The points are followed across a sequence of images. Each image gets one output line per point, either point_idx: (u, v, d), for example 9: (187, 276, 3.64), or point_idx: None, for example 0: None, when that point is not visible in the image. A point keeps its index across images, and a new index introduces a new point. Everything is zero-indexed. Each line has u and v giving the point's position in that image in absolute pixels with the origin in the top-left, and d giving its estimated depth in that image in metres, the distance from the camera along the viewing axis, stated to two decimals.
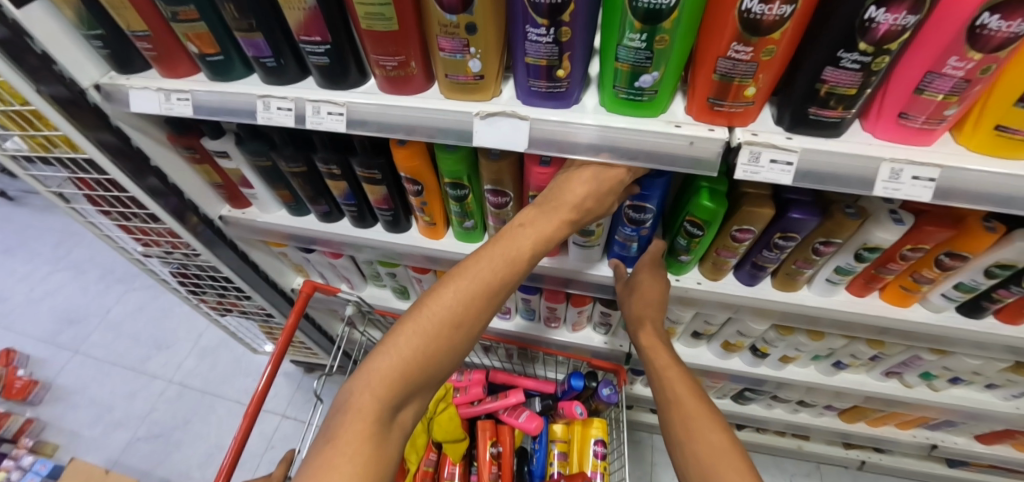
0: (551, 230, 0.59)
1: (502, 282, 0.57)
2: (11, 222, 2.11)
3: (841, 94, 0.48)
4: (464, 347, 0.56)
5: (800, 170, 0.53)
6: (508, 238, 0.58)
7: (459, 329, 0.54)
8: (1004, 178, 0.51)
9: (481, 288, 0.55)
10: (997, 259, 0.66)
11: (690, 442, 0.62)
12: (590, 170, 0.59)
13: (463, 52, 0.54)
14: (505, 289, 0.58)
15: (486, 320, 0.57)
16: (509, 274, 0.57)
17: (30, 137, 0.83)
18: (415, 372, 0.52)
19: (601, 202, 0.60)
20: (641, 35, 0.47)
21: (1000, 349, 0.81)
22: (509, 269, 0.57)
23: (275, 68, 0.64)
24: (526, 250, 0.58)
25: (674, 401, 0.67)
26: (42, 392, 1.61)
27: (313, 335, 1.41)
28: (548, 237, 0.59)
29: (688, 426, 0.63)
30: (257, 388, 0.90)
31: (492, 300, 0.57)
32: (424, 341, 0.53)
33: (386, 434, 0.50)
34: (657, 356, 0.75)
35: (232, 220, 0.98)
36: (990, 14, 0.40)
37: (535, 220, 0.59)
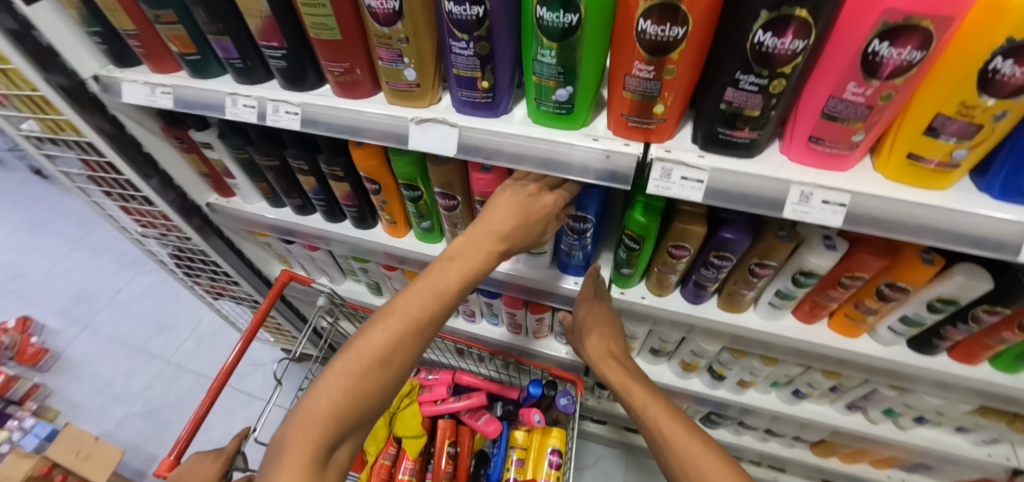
0: (482, 264, 0.60)
1: (430, 319, 0.59)
2: (43, 200, 2.28)
3: (745, 115, 0.50)
4: (396, 382, 0.59)
5: (711, 187, 0.54)
6: (436, 272, 0.59)
7: (390, 365, 0.57)
8: (915, 206, 0.50)
9: (409, 328, 0.58)
10: (938, 293, 0.63)
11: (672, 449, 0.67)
12: (518, 199, 0.61)
13: (400, 62, 0.58)
14: (436, 321, 0.60)
15: (417, 353, 0.60)
16: (439, 307, 0.59)
17: (42, 120, 0.92)
18: (347, 412, 0.56)
19: (529, 232, 0.62)
20: (554, 51, 0.50)
21: (963, 391, 0.77)
22: (437, 303, 0.59)
23: (244, 69, 0.69)
24: (454, 283, 0.59)
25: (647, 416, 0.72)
26: (51, 361, 1.73)
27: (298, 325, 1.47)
28: (477, 269, 0.60)
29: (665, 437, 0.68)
30: (227, 361, 0.97)
31: (422, 334, 0.59)
32: (355, 380, 0.56)
33: (322, 474, 0.54)
34: (620, 379, 0.78)
35: (218, 208, 1.05)
36: (880, 41, 0.42)
37: (464, 252, 0.60)
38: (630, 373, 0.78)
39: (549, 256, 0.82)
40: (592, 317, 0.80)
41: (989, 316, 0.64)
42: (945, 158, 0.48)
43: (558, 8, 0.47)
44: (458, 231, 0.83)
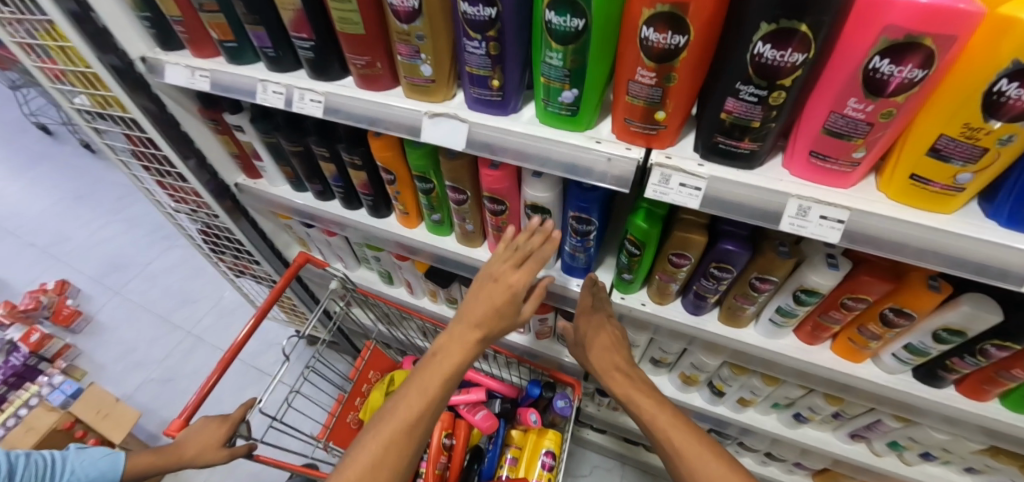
0: (466, 356, 0.70)
1: (424, 417, 0.68)
2: (90, 172, 2.43)
3: (744, 126, 0.51)
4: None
5: (709, 195, 0.54)
6: (422, 372, 0.69)
7: (388, 461, 0.65)
8: (915, 229, 0.50)
9: (405, 430, 0.66)
10: (943, 322, 0.60)
11: (677, 451, 0.68)
12: (487, 287, 0.71)
13: (417, 58, 0.61)
14: (427, 418, 0.68)
15: (413, 450, 0.67)
16: (427, 403, 0.68)
17: (93, 95, 1.00)
18: None
19: (501, 315, 0.70)
20: (560, 54, 0.52)
21: (976, 430, 0.72)
22: (424, 399, 0.67)
23: (275, 57, 0.74)
24: (438, 380, 0.69)
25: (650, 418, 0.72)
26: (83, 323, 1.84)
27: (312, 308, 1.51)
28: (456, 360, 0.69)
29: (670, 439, 0.69)
30: (239, 335, 1.00)
31: (416, 431, 0.67)
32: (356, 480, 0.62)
33: None
34: (620, 380, 0.78)
35: (245, 188, 1.10)
36: (880, 58, 0.43)
37: (445, 349, 0.70)
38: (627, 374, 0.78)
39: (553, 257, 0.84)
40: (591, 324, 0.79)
41: (998, 351, 0.60)
42: (949, 182, 0.48)
43: (565, 13, 0.49)
44: (466, 225, 0.85)
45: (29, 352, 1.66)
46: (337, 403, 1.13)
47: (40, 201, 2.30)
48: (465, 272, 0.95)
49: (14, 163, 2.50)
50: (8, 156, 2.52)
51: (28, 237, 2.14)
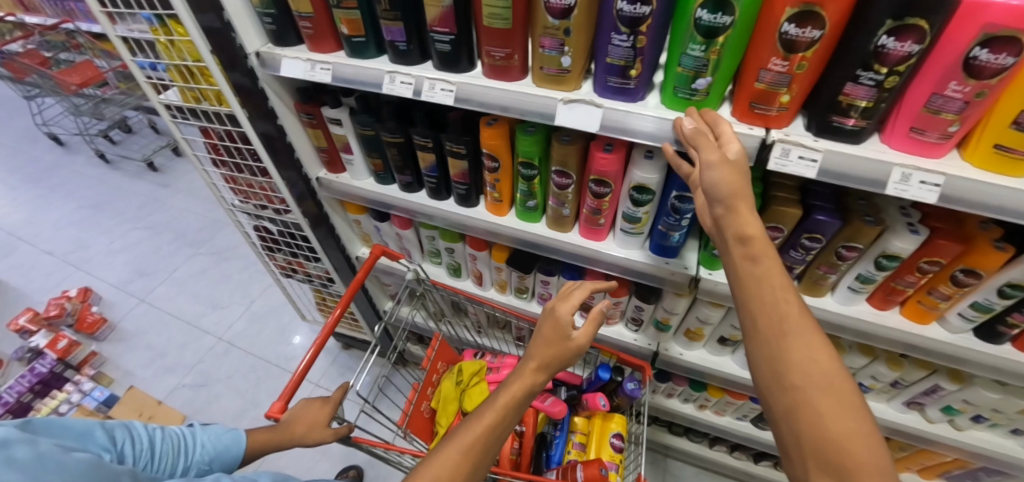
0: (525, 384, 0.69)
1: (489, 444, 0.64)
2: (107, 182, 2.41)
3: (860, 106, 0.61)
4: None
5: (822, 166, 0.64)
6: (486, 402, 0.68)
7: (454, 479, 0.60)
8: (999, 190, 0.60)
9: (470, 451, 0.62)
10: (1008, 279, 0.71)
11: (802, 394, 0.48)
12: (549, 324, 0.76)
13: (558, 50, 0.69)
14: (493, 447, 0.65)
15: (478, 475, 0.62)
16: (495, 431, 0.65)
17: (188, 90, 1.04)
18: None
19: (557, 350, 0.73)
20: (703, 46, 0.62)
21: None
22: (493, 424, 0.65)
23: (404, 51, 0.81)
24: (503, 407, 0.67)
25: (780, 340, 0.51)
26: (108, 331, 1.80)
27: (366, 309, 1.54)
28: (523, 390, 0.69)
29: (787, 368, 0.50)
30: (304, 359, 0.97)
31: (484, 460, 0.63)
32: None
33: None
34: (762, 297, 0.54)
35: (326, 181, 1.15)
36: (980, 48, 0.53)
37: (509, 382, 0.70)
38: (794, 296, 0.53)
39: (642, 238, 0.92)
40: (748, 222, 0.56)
41: None
42: None
43: (716, 10, 0.58)
44: (562, 210, 0.92)
45: (55, 359, 1.61)
46: (413, 391, 1.15)
47: (57, 211, 2.28)
48: (552, 255, 1.01)
49: (28, 176, 2.49)
50: (24, 172, 2.53)
51: (47, 246, 2.12)
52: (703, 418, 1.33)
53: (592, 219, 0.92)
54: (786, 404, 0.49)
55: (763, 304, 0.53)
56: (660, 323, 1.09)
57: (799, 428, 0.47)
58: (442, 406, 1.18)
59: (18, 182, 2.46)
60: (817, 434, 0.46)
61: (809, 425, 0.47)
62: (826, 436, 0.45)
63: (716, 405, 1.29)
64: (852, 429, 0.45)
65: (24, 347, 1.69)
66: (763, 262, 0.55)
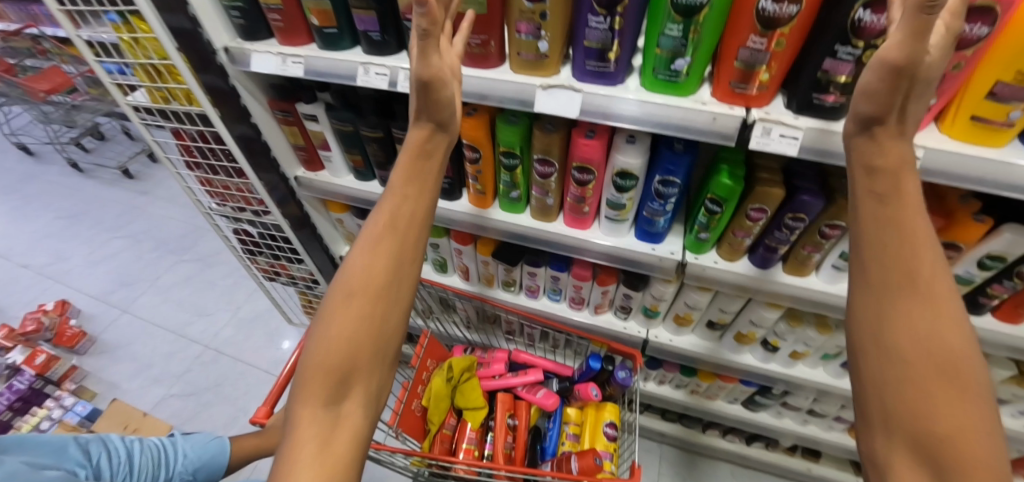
0: (405, 171, 0.59)
1: (393, 273, 0.55)
2: (81, 191, 2.34)
3: (838, 82, 0.60)
4: (390, 326, 0.54)
5: (804, 144, 0.64)
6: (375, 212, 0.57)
7: (370, 298, 0.53)
8: (977, 161, 0.61)
9: (366, 279, 0.53)
10: (987, 251, 0.73)
11: (910, 370, 0.41)
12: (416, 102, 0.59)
13: (535, 35, 0.68)
14: (403, 245, 0.56)
15: (400, 284, 0.55)
16: (394, 230, 0.56)
17: (157, 90, 1.01)
18: (343, 360, 0.50)
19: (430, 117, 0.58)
20: (680, 25, 0.61)
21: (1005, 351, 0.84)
22: (387, 224, 0.56)
23: (379, 42, 0.79)
24: (394, 208, 0.57)
25: (900, 304, 0.44)
26: (88, 344, 1.74)
27: None
28: (408, 180, 0.59)
29: (902, 339, 0.42)
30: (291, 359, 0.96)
31: (395, 263, 0.55)
32: (339, 328, 0.51)
33: (334, 432, 0.48)
34: (891, 250, 0.45)
35: (304, 181, 1.12)
36: (956, 19, 0.53)
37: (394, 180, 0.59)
38: (931, 247, 0.45)
39: (628, 224, 0.91)
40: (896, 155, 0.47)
41: None
42: (1005, 119, 0.59)
43: None
44: (547, 199, 0.91)
45: (34, 375, 1.56)
46: (402, 390, 1.13)
47: (30, 223, 2.21)
48: (540, 246, 1.00)
49: None
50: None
51: (20, 260, 2.05)
52: (694, 403, 1.34)
53: (577, 207, 0.91)
54: (883, 377, 0.43)
55: (892, 253, 0.45)
56: (649, 310, 1.08)
57: (889, 401, 0.42)
58: (435, 403, 1.15)
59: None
60: (917, 411, 0.40)
61: (906, 400, 0.41)
62: (928, 415, 0.39)
63: (707, 391, 1.30)
64: (962, 412, 0.39)
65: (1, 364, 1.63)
66: (894, 207, 0.46)
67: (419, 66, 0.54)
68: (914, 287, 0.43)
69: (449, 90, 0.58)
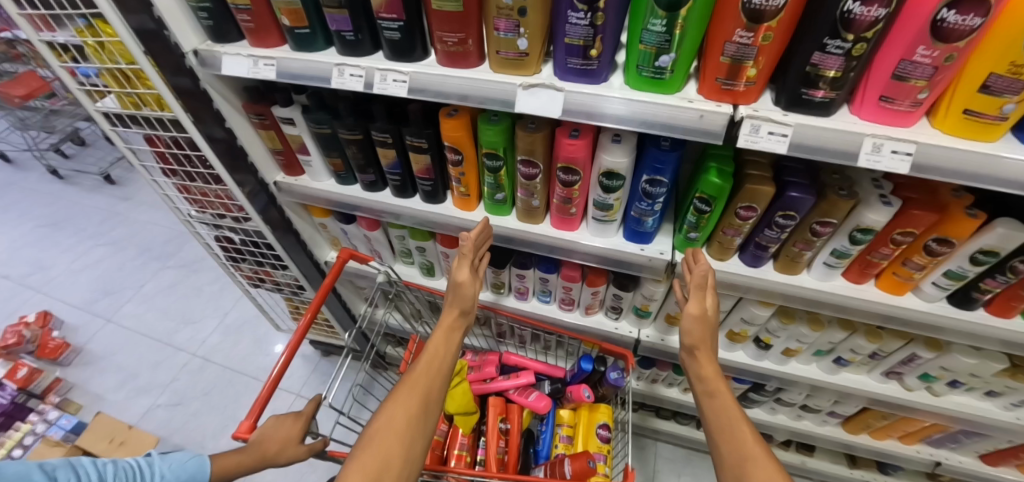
0: (446, 332, 0.81)
1: (426, 403, 0.70)
2: (62, 198, 2.29)
3: (828, 76, 0.58)
4: (417, 446, 0.67)
5: (794, 141, 0.62)
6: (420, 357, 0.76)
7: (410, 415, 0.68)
8: (970, 154, 0.59)
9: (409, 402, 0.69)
10: (980, 245, 0.71)
11: None
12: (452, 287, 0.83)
13: (514, 32, 0.65)
14: (437, 383, 0.74)
15: (431, 411, 0.71)
16: (433, 372, 0.74)
17: (126, 96, 0.97)
18: (381, 466, 0.62)
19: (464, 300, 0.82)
20: (664, 20, 0.58)
21: (998, 346, 0.83)
22: (429, 366, 0.75)
23: (352, 41, 0.76)
24: (435, 355, 0.76)
25: (739, 462, 0.63)
26: (72, 355, 1.70)
27: (339, 314, 1.49)
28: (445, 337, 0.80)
29: None
30: (275, 366, 0.94)
31: (430, 395, 0.72)
32: (382, 437, 0.65)
33: None
34: (726, 423, 0.68)
35: (284, 186, 1.09)
36: (948, 10, 0.51)
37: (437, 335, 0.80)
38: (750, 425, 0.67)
39: (616, 224, 0.89)
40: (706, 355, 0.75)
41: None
42: (997, 113, 0.58)
43: None
44: (532, 201, 0.89)
45: (16, 389, 1.51)
46: None
47: (9, 232, 2.15)
48: (527, 248, 0.98)
49: None
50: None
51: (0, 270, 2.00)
52: (689, 401, 1.32)
53: (563, 209, 0.88)
54: None
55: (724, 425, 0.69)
56: (640, 310, 1.07)
57: None
58: None
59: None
60: None
61: None
62: None
63: None
64: None
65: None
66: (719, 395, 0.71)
67: (455, 272, 0.82)
68: (739, 441, 0.65)
69: (473, 288, 0.83)
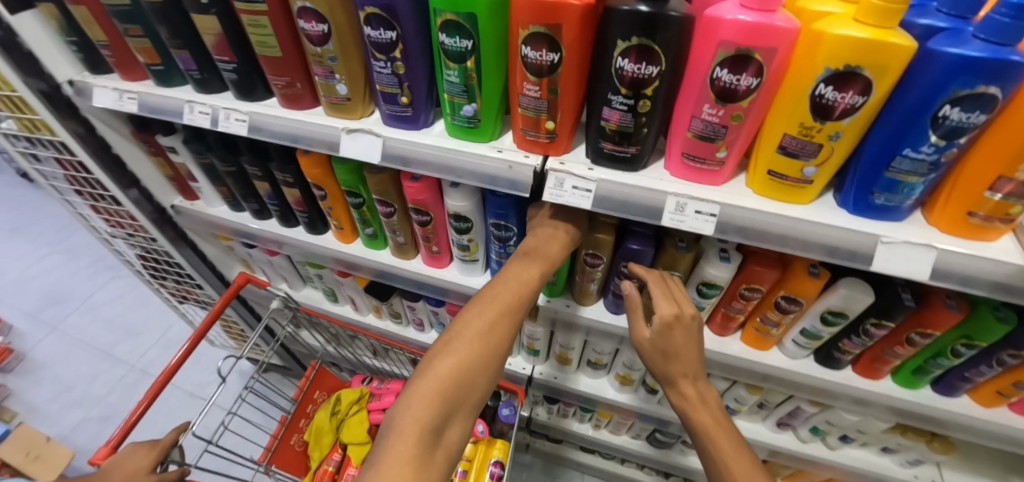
0: (553, 254, 0.67)
1: (507, 326, 0.62)
2: (27, 204, 2.36)
3: (622, 132, 0.56)
4: (493, 369, 0.61)
5: (598, 196, 0.60)
6: (513, 271, 0.66)
7: (488, 342, 0.60)
8: (774, 218, 0.57)
9: (481, 343, 0.60)
10: (827, 306, 0.69)
11: None
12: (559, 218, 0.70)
13: (331, 78, 0.65)
14: (523, 309, 0.65)
15: (512, 337, 0.63)
16: (522, 296, 0.65)
17: (19, 120, 0.96)
18: (455, 388, 0.57)
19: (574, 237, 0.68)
20: (455, 71, 0.57)
21: (887, 410, 0.81)
22: (520, 290, 0.64)
23: (201, 79, 0.76)
24: (530, 279, 0.66)
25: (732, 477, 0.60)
26: (14, 362, 1.74)
27: (246, 316, 1.41)
28: (552, 261, 0.67)
29: None
30: (172, 360, 0.99)
31: (513, 320, 0.63)
32: (458, 359, 0.58)
33: (432, 455, 0.54)
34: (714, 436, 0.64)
35: (182, 210, 1.10)
36: (720, 68, 0.49)
37: (537, 249, 0.68)
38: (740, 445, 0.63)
39: (482, 263, 0.88)
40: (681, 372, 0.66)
41: (877, 330, 0.69)
42: (799, 175, 0.55)
43: (455, 34, 0.54)
44: (397, 238, 0.88)
45: None
46: (281, 425, 1.13)
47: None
48: (401, 283, 0.98)
49: None
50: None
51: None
52: (600, 438, 1.34)
53: (427, 247, 0.87)
54: None
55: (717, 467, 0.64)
56: (530, 348, 1.06)
57: None
58: (315, 438, 1.15)
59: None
60: None
61: None
62: None
63: (610, 425, 1.29)
64: None
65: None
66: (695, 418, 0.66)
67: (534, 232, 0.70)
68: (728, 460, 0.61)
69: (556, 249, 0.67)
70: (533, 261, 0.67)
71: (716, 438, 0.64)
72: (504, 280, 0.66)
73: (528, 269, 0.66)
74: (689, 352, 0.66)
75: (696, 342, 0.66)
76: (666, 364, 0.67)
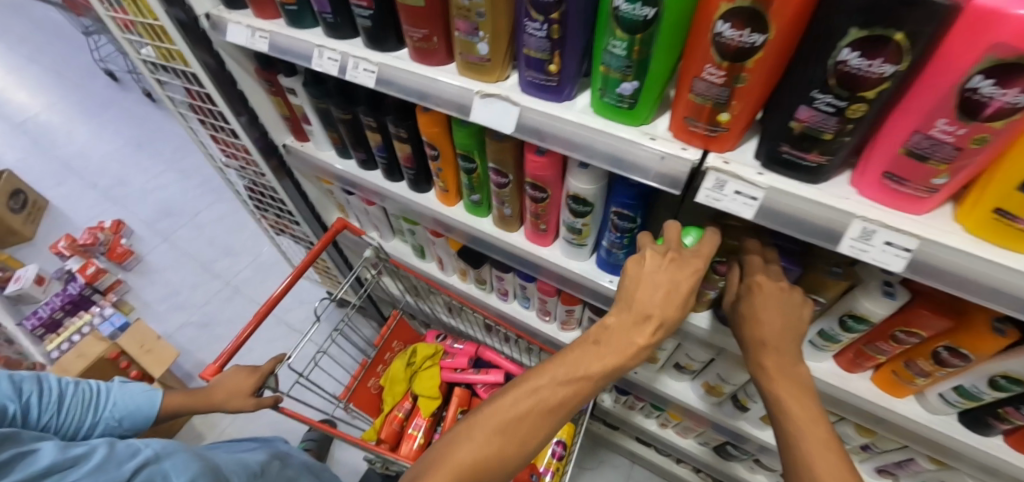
0: (625, 348, 0.54)
1: (545, 422, 0.53)
2: (151, 121, 2.61)
3: (817, 137, 0.47)
4: (512, 468, 0.53)
5: (764, 206, 0.52)
6: (571, 359, 0.55)
7: (516, 438, 0.52)
8: (988, 267, 0.46)
9: (506, 436, 0.52)
10: (1003, 369, 0.57)
11: None
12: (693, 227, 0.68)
13: (474, 35, 0.59)
14: (570, 406, 0.54)
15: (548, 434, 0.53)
16: (573, 392, 0.53)
17: (158, 47, 1.01)
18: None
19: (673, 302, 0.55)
20: (623, 43, 0.50)
21: None
22: (572, 386, 0.53)
23: (333, 23, 0.74)
24: (594, 371, 0.54)
25: (808, 470, 0.50)
26: (133, 262, 2.00)
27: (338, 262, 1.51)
28: (623, 357, 0.54)
29: None
30: (275, 292, 1.03)
31: (554, 416, 0.53)
32: (474, 451, 0.51)
33: None
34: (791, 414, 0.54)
35: (292, 150, 1.13)
36: (982, 77, 0.36)
37: (612, 335, 0.55)
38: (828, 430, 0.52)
39: (588, 250, 0.84)
40: (788, 390, 0.55)
41: None
42: None
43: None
44: (505, 209, 0.85)
45: (84, 283, 1.85)
46: (361, 368, 1.18)
47: (105, 144, 2.52)
48: (496, 253, 0.96)
49: (87, 110, 2.74)
50: (85, 105, 2.78)
51: (92, 178, 2.37)
52: (665, 437, 1.29)
53: (535, 224, 0.83)
54: None
55: None
56: None
57: None
58: (390, 384, 1.22)
59: (78, 116, 2.71)
60: None
61: None
62: None
63: (679, 427, 1.25)
64: None
65: (63, 269, 1.98)
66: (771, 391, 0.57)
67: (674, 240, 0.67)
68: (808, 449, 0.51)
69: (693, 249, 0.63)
70: (603, 347, 0.54)
71: (812, 441, 0.51)
72: (557, 364, 0.55)
73: (594, 355, 0.54)
74: (780, 321, 0.58)
75: (799, 310, 0.58)
76: (761, 369, 0.58)
